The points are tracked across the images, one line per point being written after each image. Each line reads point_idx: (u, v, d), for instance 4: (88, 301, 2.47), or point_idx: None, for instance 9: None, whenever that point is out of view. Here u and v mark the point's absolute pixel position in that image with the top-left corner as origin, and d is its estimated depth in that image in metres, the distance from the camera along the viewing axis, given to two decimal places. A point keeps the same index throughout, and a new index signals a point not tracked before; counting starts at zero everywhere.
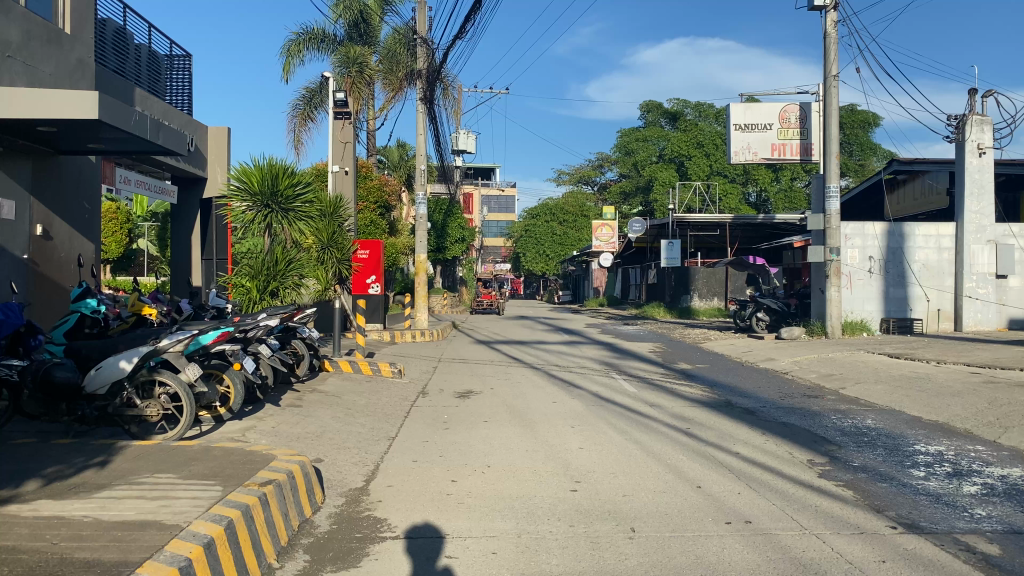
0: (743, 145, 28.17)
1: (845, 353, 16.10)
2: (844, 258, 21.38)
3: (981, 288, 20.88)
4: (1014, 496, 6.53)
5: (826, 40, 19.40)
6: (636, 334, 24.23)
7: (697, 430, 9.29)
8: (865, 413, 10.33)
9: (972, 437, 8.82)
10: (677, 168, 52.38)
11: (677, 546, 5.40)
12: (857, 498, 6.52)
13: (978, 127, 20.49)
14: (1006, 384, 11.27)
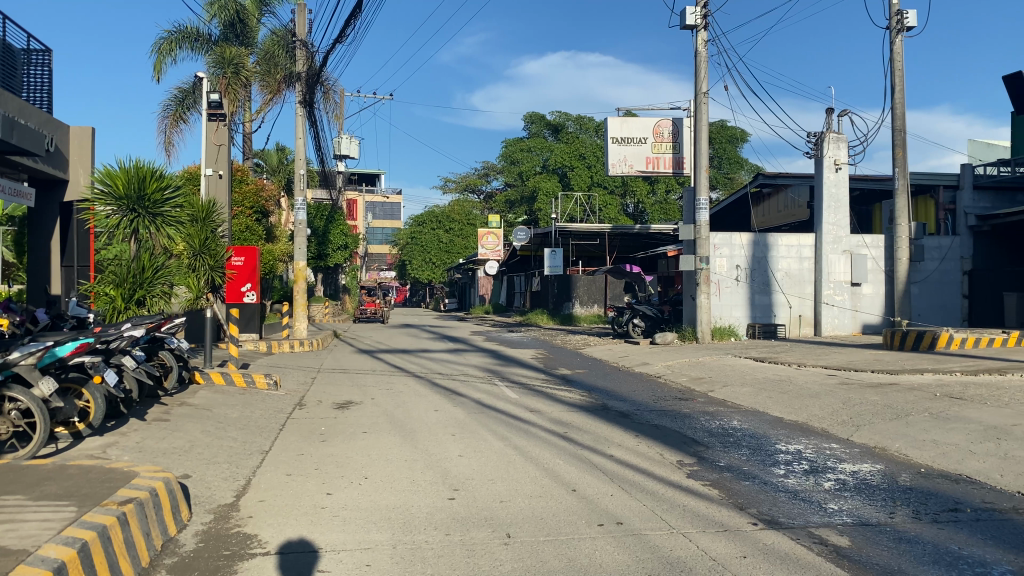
0: (620, 157, 28.91)
1: (716, 357, 16.79)
2: (713, 267, 22.30)
3: (838, 295, 22.25)
4: (864, 491, 6.98)
5: (697, 58, 20.26)
6: (519, 341, 24.48)
7: (574, 434, 9.47)
8: (732, 414, 10.79)
9: (828, 435, 9.37)
10: (560, 178, 53.43)
11: (552, 550, 5.48)
12: (722, 497, 6.81)
13: (835, 144, 21.93)
14: (859, 385, 12.04)
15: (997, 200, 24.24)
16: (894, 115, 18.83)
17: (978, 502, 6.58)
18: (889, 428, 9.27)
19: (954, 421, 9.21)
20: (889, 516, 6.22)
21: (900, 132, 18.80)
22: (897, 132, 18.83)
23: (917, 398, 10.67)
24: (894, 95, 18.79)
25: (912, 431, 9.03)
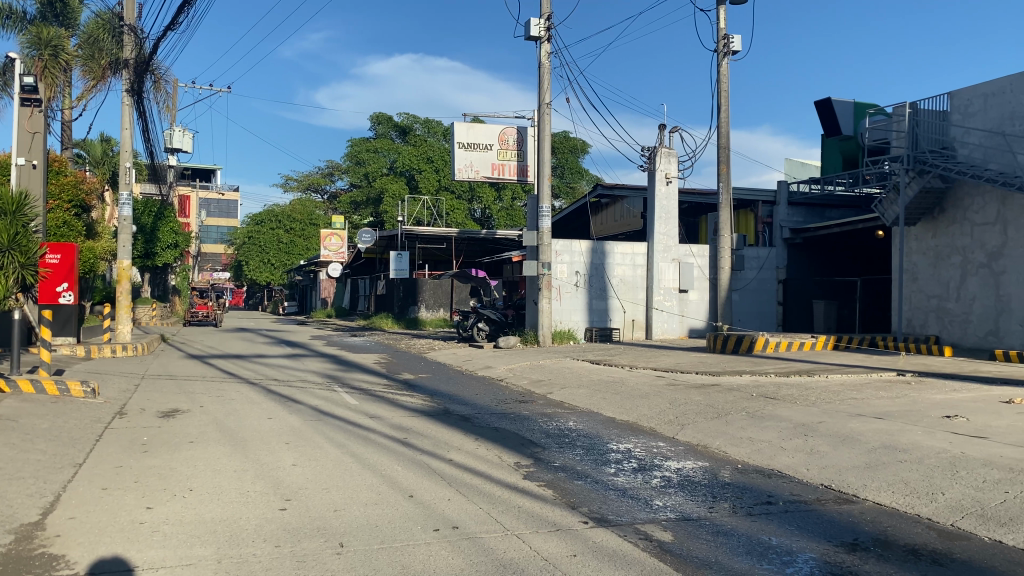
0: (466, 163, 28.97)
1: (555, 360, 17.22)
2: (554, 272, 22.84)
3: (667, 301, 23.54)
4: (687, 487, 7.36)
5: (540, 69, 20.75)
6: (361, 345, 24.08)
7: (414, 439, 9.43)
8: (568, 415, 11.12)
9: (656, 434, 9.81)
10: (407, 181, 53.09)
11: (385, 557, 5.41)
12: (556, 497, 6.99)
13: (666, 159, 23.00)
14: (685, 386, 12.70)
15: (808, 216, 26.20)
16: (720, 133, 20.05)
17: (787, 495, 7.09)
18: (710, 427, 9.84)
19: (767, 419, 9.91)
20: (709, 511, 6.60)
21: (725, 148, 20.04)
22: (723, 149, 20.06)
23: (736, 398, 11.41)
24: (721, 114, 20.01)
25: (731, 429, 9.63)
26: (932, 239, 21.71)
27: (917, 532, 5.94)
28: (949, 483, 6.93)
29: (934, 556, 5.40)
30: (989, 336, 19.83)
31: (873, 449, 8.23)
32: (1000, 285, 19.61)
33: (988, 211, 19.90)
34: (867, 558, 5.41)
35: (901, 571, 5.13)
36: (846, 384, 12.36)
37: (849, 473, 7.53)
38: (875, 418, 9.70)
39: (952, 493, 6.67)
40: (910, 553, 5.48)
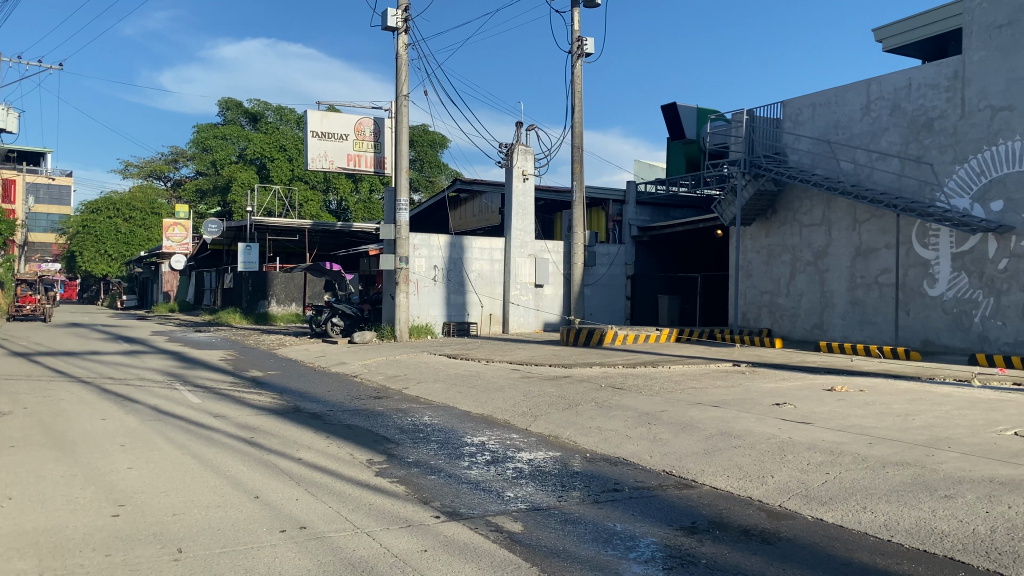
0: (320, 152, 28.42)
1: (411, 355, 17.14)
2: (412, 267, 22.59)
3: (524, 296, 23.99)
4: (538, 478, 7.51)
5: (398, 60, 20.52)
6: (208, 342, 22.99)
7: (262, 438, 9.12)
8: (423, 410, 11.08)
9: (509, 426, 9.93)
10: (258, 170, 51.21)
11: (227, 562, 5.20)
12: (408, 493, 6.94)
13: (523, 155, 23.36)
14: (538, 378, 12.98)
15: (655, 215, 27.37)
16: (575, 132, 20.55)
17: (631, 482, 7.36)
18: (561, 418, 10.08)
19: (614, 409, 10.28)
20: (560, 500, 6.76)
21: (579, 147, 20.57)
22: (576, 148, 20.57)
23: (586, 389, 11.76)
24: (575, 114, 20.50)
25: (581, 419, 9.91)
26: (766, 239, 23.16)
27: (748, 514, 6.32)
28: (778, 467, 7.43)
29: (763, 536, 5.77)
30: (814, 329, 21.43)
31: (710, 435, 8.69)
32: (825, 281, 21.21)
33: (815, 212, 21.46)
34: (704, 540, 5.71)
35: (734, 550, 5.45)
36: (688, 374, 13.03)
37: (688, 459, 7.92)
38: (713, 406, 10.26)
39: (779, 476, 7.16)
40: (742, 533, 5.82)
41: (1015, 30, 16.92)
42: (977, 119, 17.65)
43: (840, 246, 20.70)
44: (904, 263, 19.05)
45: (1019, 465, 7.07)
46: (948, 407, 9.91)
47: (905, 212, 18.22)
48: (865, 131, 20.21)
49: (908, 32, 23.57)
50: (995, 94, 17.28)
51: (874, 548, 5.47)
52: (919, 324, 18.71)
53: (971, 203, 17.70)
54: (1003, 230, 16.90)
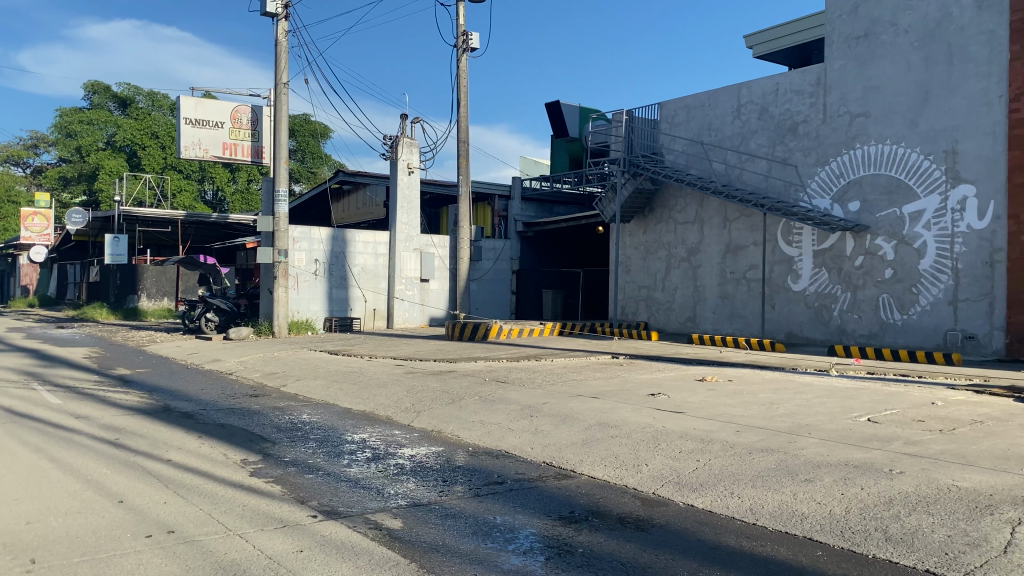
0: (193, 140, 27.34)
1: (291, 351, 16.70)
2: (292, 260, 22.00)
3: (408, 290, 23.86)
4: (420, 473, 7.47)
5: (278, 47, 19.94)
6: (71, 339, 21.68)
7: (128, 440, 8.67)
8: (302, 408, 10.82)
9: (391, 422, 9.82)
10: (128, 157, 48.70)
11: (85, 571, 4.91)
12: (284, 493, 6.76)
13: (408, 148, 23.18)
14: (421, 374, 12.91)
15: (539, 211, 27.73)
16: (460, 126, 20.53)
17: (512, 474, 7.41)
18: (444, 412, 10.06)
19: (497, 403, 10.36)
20: (441, 495, 6.74)
21: (464, 142, 20.57)
22: (462, 142, 20.56)
23: (469, 383, 11.79)
24: (460, 108, 20.49)
25: (463, 413, 9.92)
26: (643, 235, 23.84)
27: (623, 502, 6.49)
28: (652, 455, 7.66)
29: (637, 523, 5.93)
30: (688, 322, 22.23)
31: (589, 426, 8.88)
32: (697, 277, 22.03)
33: (689, 210, 22.26)
34: (581, 530, 5.81)
35: (609, 539, 5.58)
36: (569, 367, 13.27)
37: (567, 451, 8.06)
38: (592, 397, 10.48)
39: (653, 464, 7.38)
40: (618, 522, 5.96)
41: (871, 41, 18.12)
42: (837, 124, 18.78)
43: (712, 243, 21.55)
44: (770, 260, 20.04)
45: (871, 448, 7.57)
46: (809, 395, 10.52)
47: (772, 211, 19.15)
48: (736, 133, 21.12)
49: (776, 40, 24.72)
50: (853, 101, 18.44)
51: (741, 531, 5.72)
52: (783, 318, 19.72)
53: (831, 204, 18.80)
54: (859, 228, 18.03)
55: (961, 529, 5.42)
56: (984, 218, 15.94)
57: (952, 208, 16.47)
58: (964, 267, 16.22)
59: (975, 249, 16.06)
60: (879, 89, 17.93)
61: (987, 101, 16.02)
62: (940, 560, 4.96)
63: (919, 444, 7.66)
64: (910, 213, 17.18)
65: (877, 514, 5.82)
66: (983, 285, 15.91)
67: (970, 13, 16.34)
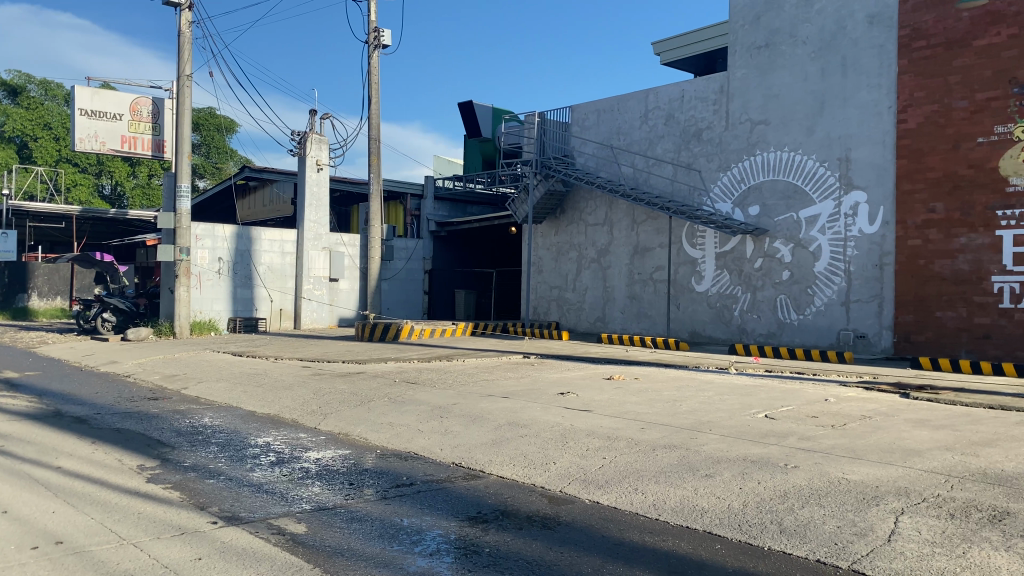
0: (89, 132, 26.45)
1: (192, 353, 16.17)
2: (194, 259, 21.31)
3: (317, 290, 23.46)
4: (326, 477, 7.35)
5: (181, 38, 19.28)
6: None
7: (13, 447, 8.22)
8: (203, 411, 10.48)
9: (297, 425, 9.63)
10: (18, 149, 46.24)
11: None
12: (183, 499, 6.54)
13: (317, 145, 22.77)
14: (329, 375, 12.71)
15: (452, 210, 27.66)
16: (371, 123, 20.30)
17: (421, 475, 7.36)
18: (352, 414, 9.93)
19: (406, 404, 10.29)
20: (347, 498, 6.66)
21: (375, 139, 20.35)
22: (373, 140, 20.33)
23: (379, 384, 11.66)
24: (371, 105, 20.26)
25: (371, 415, 9.81)
26: (555, 236, 24.09)
27: (531, 501, 6.54)
28: (560, 453, 7.76)
29: (544, 521, 5.99)
30: (597, 322, 22.58)
31: (498, 426, 8.91)
32: (606, 277, 22.40)
33: (599, 213, 22.61)
34: (488, 529, 5.84)
35: (516, 537, 5.62)
36: (480, 367, 13.29)
37: (476, 451, 8.07)
38: (502, 397, 10.53)
39: (560, 462, 7.47)
40: (526, 521, 6.00)
41: (771, 51, 18.81)
42: (739, 131, 19.40)
43: (621, 245, 21.96)
44: (675, 261, 20.55)
45: (768, 444, 7.86)
46: (711, 392, 10.83)
47: (677, 214, 19.63)
48: (643, 138, 21.56)
49: (686, 47, 25.28)
50: (754, 109, 19.09)
51: (645, 527, 5.84)
52: (688, 317, 20.25)
53: (733, 208, 19.42)
54: (759, 232, 18.68)
55: (850, 520, 5.68)
56: (875, 223, 16.78)
57: (845, 213, 17.27)
58: (856, 269, 17.02)
59: (865, 252, 16.88)
60: (778, 98, 18.63)
61: (878, 111, 16.86)
62: (830, 550, 5.19)
63: (813, 439, 7.99)
64: (806, 217, 17.91)
65: (773, 507, 6.04)
66: (873, 286, 16.74)
67: (862, 28, 17.18)
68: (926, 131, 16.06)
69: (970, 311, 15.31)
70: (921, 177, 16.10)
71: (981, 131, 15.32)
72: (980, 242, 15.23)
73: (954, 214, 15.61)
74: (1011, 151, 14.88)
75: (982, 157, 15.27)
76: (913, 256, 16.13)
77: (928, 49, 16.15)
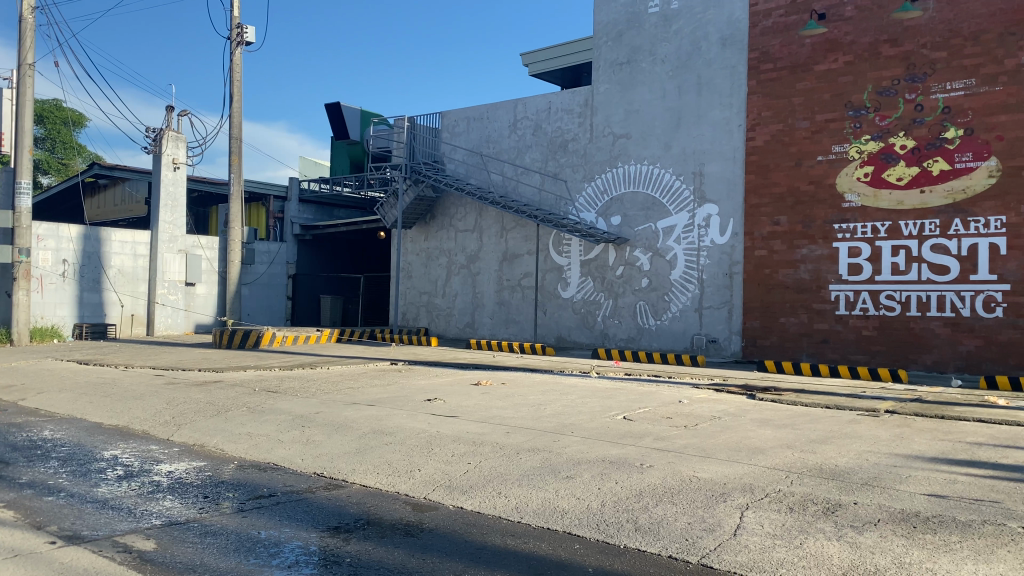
0: None
1: (31, 361, 15.08)
2: (35, 260, 19.87)
3: (172, 294, 22.41)
4: (177, 490, 7.03)
5: (21, 24, 17.98)
6: None
7: None
8: (43, 424, 9.79)
9: (148, 437, 9.16)
10: None
11: None
12: (17, 519, 6.08)
13: (174, 143, 21.77)
14: (184, 384, 12.16)
15: (317, 214, 27.09)
16: (233, 123, 19.60)
17: (280, 487, 7.17)
18: (208, 425, 9.54)
19: (267, 413, 9.98)
20: (200, 512, 6.39)
21: (237, 139, 19.68)
22: (234, 140, 19.64)
23: (238, 393, 11.27)
24: (233, 103, 19.58)
25: (229, 426, 9.47)
26: (424, 242, 24.02)
27: (395, 508, 6.50)
28: (425, 460, 7.75)
29: (407, 529, 5.97)
30: (466, 327, 22.70)
31: (362, 434, 8.81)
32: (475, 283, 22.56)
33: (468, 219, 22.76)
34: (350, 539, 5.75)
35: (378, 546, 5.57)
36: (345, 374, 13.08)
37: (339, 460, 7.94)
38: (367, 405, 10.41)
39: (425, 469, 7.46)
40: (388, 529, 5.96)
41: (632, 68, 19.51)
42: (602, 143, 20.02)
43: (489, 251, 22.18)
44: (542, 268, 20.95)
45: (626, 445, 8.15)
46: (574, 396, 11.11)
47: (544, 223, 20.01)
48: (512, 147, 21.87)
49: (556, 59, 25.72)
50: (616, 123, 19.74)
51: (507, 530, 5.93)
52: (553, 323, 20.68)
53: (597, 217, 20.00)
54: (620, 241, 19.32)
55: (700, 516, 5.98)
56: (725, 234, 17.72)
57: (699, 224, 18.13)
58: (708, 278, 17.89)
59: (717, 261, 17.78)
60: (639, 113, 19.34)
61: (729, 129, 17.82)
62: (682, 546, 5.44)
63: (667, 440, 8.35)
64: (663, 228, 18.68)
65: (629, 506, 6.27)
66: (724, 293, 17.67)
67: (716, 49, 18.11)
68: (772, 149, 17.12)
69: (811, 317, 16.42)
70: (766, 192, 17.14)
71: (821, 149, 16.49)
72: (819, 253, 16.38)
73: (797, 227, 16.71)
74: (847, 169, 16.12)
75: (821, 174, 16.43)
76: (761, 266, 17.14)
77: (774, 71, 17.25)
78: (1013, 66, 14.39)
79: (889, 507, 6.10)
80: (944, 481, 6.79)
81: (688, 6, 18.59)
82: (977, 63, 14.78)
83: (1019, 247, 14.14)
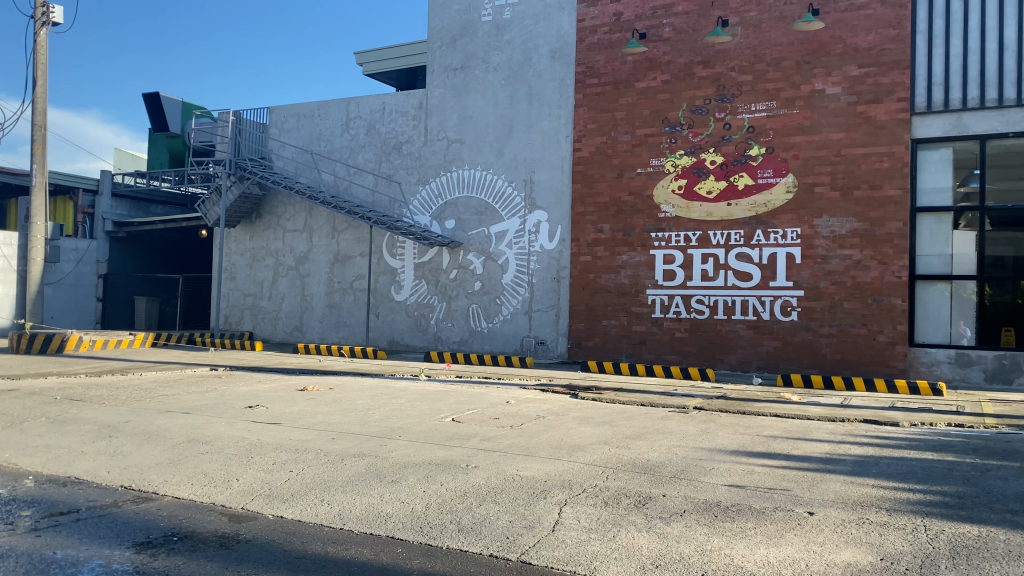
0: None
1: None
2: None
3: None
4: None
5: None
6: None
7: None
8: None
9: None
10: None
11: None
12: None
13: None
14: None
15: (132, 209, 25.47)
16: (36, 108, 18.08)
17: (82, 502, 6.70)
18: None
19: (69, 424, 9.28)
20: None
21: (41, 127, 18.17)
22: (38, 128, 18.15)
23: (36, 403, 10.40)
24: (37, 87, 18.06)
25: (25, 438, 8.72)
26: (250, 241, 23.13)
27: (210, 520, 6.25)
28: (243, 469, 7.49)
29: (221, 541, 5.76)
30: (294, 331, 22.09)
31: (176, 444, 8.40)
32: (304, 285, 22.00)
33: (297, 219, 22.17)
34: (158, 554, 5.47)
35: (189, 560, 5.34)
36: (160, 381, 12.39)
37: (149, 472, 7.52)
38: (182, 413, 9.91)
39: (244, 479, 7.22)
40: (201, 541, 5.73)
41: (465, 74, 19.74)
42: (436, 147, 20.11)
43: (320, 252, 21.71)
44: (375, 270, 20.75)
45: (452, 446, 8.25)
46: (402, 399, 11.10)
47: (377, 224, 19.84)
48: (344, 146, 21.52)
49: (390, 60, 25.58)
50: (450, 127, 19.89)
51: (327, 537, 5.85)
52: (386, 326, 20.52)
53: (430, 220, 20.07)
54: (453, 244, 19.47)
55: (520, 514, 6.15)
56: (553, 240, 18.30)
57: (528, 230, 18.63)
58: (537, 282, 18.41)
59: (545, 266, 18.33)
60: (471, 118, 19.60)
61: (557, 139, 18.43)
62: (502, 544, 5.58)
63: (492, 440, 8.53)
64: (495, 233, 19.03)
65: (452, 507, 6.36)
66: (551, 297, 18.23)
67: (545, 61, 18.69)
68: (596, 160, 17.86)
69: (630, 320, 17.25)
70: (591, 201, 17.85)
71: (640, 162, 17.38)
72: (638, 260, 17.25)
73: (618, 234, 17.50)
74: (664, 181, 17.09)
75: (641, 185, 17.32)
76: (585, 271, 17.82)
77: (599, 86, 17.98)
78: (808, 92, 15.81)
79: (693, 498, 6.54)
80: (742, 472, 7.36)
81: (520, 17, 19.06)
82: (778, 87, 16.10)
83: (811, 256, 15.53)
